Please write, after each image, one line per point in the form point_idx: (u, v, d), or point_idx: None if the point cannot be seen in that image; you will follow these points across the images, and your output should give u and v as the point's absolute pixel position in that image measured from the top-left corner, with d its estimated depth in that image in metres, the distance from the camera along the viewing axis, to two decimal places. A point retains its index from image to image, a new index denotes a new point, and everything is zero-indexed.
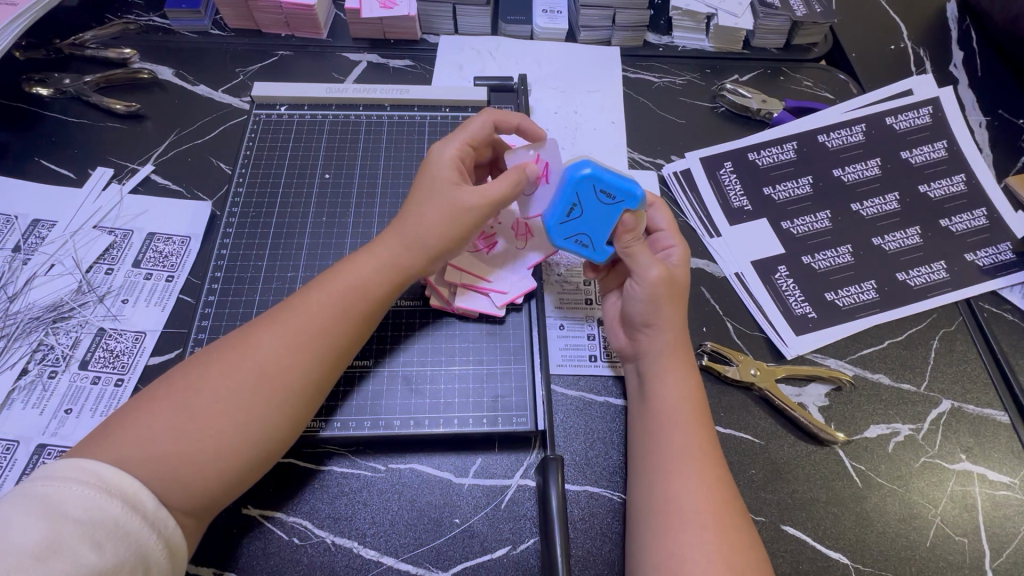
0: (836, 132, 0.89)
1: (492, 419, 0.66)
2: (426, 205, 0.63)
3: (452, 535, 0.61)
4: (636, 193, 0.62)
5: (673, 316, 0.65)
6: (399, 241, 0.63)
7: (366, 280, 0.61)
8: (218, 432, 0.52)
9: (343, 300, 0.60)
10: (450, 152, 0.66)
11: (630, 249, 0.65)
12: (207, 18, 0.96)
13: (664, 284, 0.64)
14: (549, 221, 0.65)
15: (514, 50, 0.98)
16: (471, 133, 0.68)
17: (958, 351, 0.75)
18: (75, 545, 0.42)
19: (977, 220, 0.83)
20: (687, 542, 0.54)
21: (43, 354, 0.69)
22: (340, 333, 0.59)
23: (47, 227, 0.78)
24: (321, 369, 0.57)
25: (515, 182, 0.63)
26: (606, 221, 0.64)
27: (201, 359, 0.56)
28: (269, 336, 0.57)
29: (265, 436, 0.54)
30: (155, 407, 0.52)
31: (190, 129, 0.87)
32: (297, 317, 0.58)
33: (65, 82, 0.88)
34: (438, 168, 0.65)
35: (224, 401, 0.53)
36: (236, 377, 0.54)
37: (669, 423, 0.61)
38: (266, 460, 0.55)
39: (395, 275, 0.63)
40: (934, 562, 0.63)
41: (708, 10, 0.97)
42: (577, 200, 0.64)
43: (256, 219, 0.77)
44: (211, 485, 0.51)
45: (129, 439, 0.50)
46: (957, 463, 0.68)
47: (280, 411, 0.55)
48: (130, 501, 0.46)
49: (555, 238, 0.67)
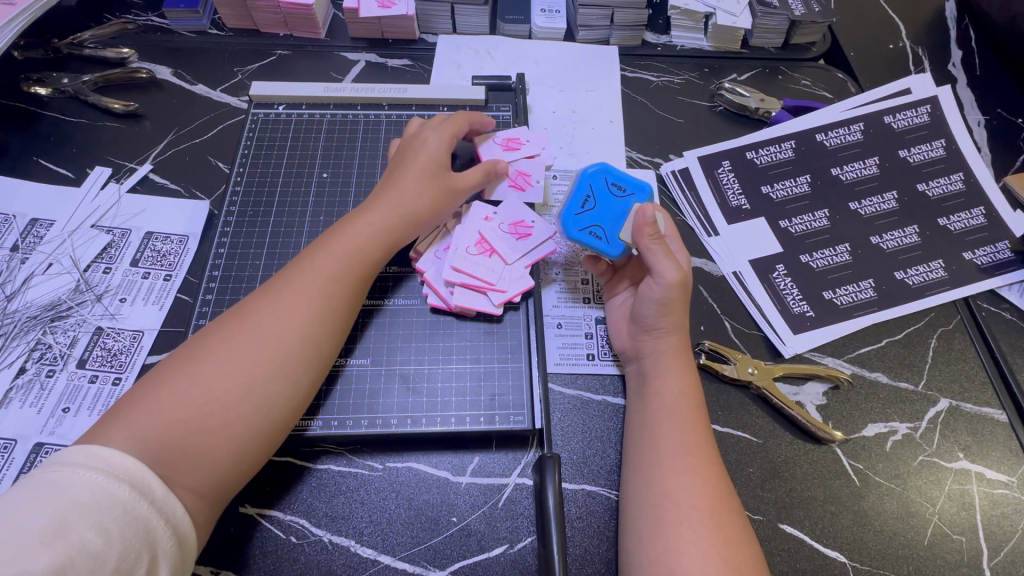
0: (835, 131, 0.89)
1: (489, 418, 0.66)
2: (417, 176, 0.70)
3: (449, 534, 0.61)
4: (644, 189, 0.72)
5: (681, 317, 0.67)
6: (392, 206, 0.68)
7: (362, 246, 0.65)
8: (226, 398, 0.53)
9: (342, 268, 0.63)
10: (443, 137, 0.74)
11: (653, 247, 0.66)
12: (205, 18, 0.96)
13: (678, 289, 0.65)
14: (566, 212, 0.70)
15: (513, 49, 0.98)
16: (458, 123, 0.77)
17: (956, 350, 0.75)
18: (81, 531, 0.42)
19: (976, 219, 0.83)
20: (682, 535, 0.54)
21: (41, 353, 0.69)
22: (339, 301, 0.62)
23: (44, 227, 0.78)
24: (321, 335, 0.60)
25: (488, 172, 0.74)
26: (619, 212, 0.70)
27: (204, 335, 0.57)
28: (268, 306, 0.59)
29: (271, 401, 0.55)
30: (161, 380, 0.53)
31: (189, 129, 0.87)
32: (295, 287, 0.60)
33: (63, 82, 0.88)
34: (431, 149, 0.73)
35: (229, 365, 0.54)
36: (239, 343, 0.56)
37: (669, 419, 0.61)
38: (276, 429, 0.56)
39: (388, 239, 0.67)
40: (931, 560, 0.63)
41: (707, 9, 0.96)
42: (590, 194, 0.71)
43: (254, 217, 0.77)
44: (221, 456, 0.52)
45: (139, 413, 0.50)
46: (955, 461, 0.68)
47: (284, 375, 0.56)
48: (138, 486, 0.46)
49: (570, 230, 0.69)
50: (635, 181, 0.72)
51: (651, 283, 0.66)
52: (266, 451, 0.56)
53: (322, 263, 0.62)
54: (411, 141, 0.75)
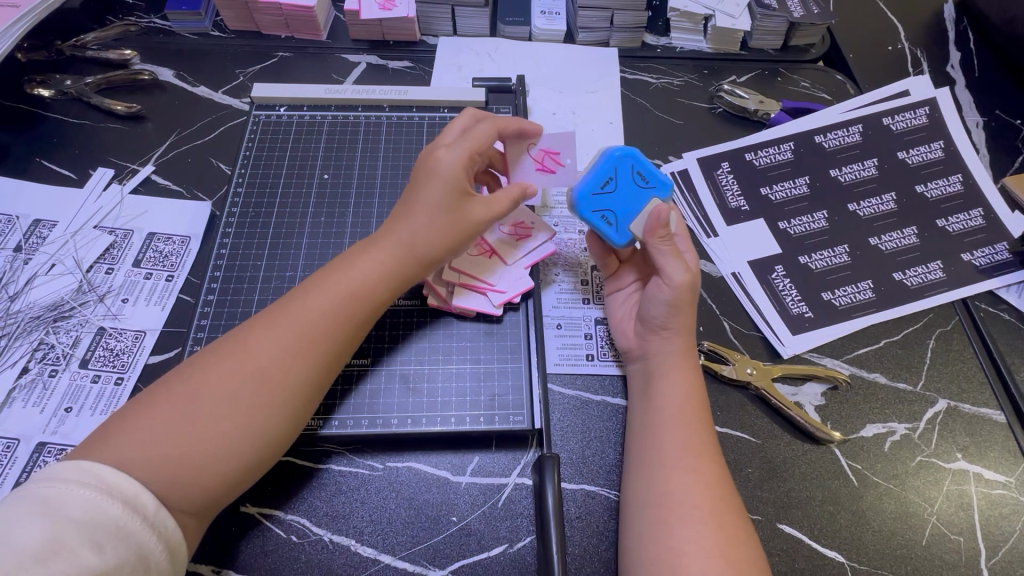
0: (834, 133, 0.90)
1: (489, 418, 0.66)
2: (431, 213, 0.65)
3: (449, 533, 0.61)
4: (665, 184, 0.71)
5: (688, 321, 0.67)
6: (401, 245, 0.65)
7: (367, 285, 0.63)
8: (219, 432, 0.53)
9: (345, 306, 0.61)
10: (461, 157, 0.67)
11: (664, 248, 0.67)
12: (208, 20, 0.97)
13: (688, 291, 0.66)
14: (583, 191, 0.69)
15: (513, 51, 0.99)
16: (479, 137, 0.69)
17: (954, 351, 0.76)
18: (75, 546, 0.43)
19: (974, 220, 0.84)
20: (681, 534, 0.55)
21: (44, 353, 0.69)
22: (340, 337, 0.60)
23: (48, 227, 0.78)
24: (319, 370, 0.58)
25: (516, 200, 0.69)
26: (635, 201, 0.70)
27: (201, 362, 0.56)
28: (268, 338, 0.57)
29: (265, 434, 0.55)
30: (155, 406, 0.53)
31: (191, 130, 0.88)
32: (296, 319, 0.59)
33: (66, 83, 0.88)
34: (447, 176, 0.66)
35: (224, 399, 0.54)
36: (234, 375, 0.55)
37: (670, 420, 0.62)
38: (267, 459, 0.56)
39: (394, 278, 0.64)
40: (930, 560, 0.63)
41: (706, 11, 0.97)
42: (613, 176, 0.70)
43: (256, 218, 0.77)
44: (212, 483, 0.52)
45: (130, 439, 0.50)
46: (953, 462, 0.68)
47: (279, 409, 0.56)
48: (130, 501, 0.47)
49: (583, 209, 0.69)
50: (658, 176, 0.71)
51: (660, 284, 0.66)
52: (258, 476, 0.56)
53: (324, 298, 0.61)
54: (423, 160, 0.68)
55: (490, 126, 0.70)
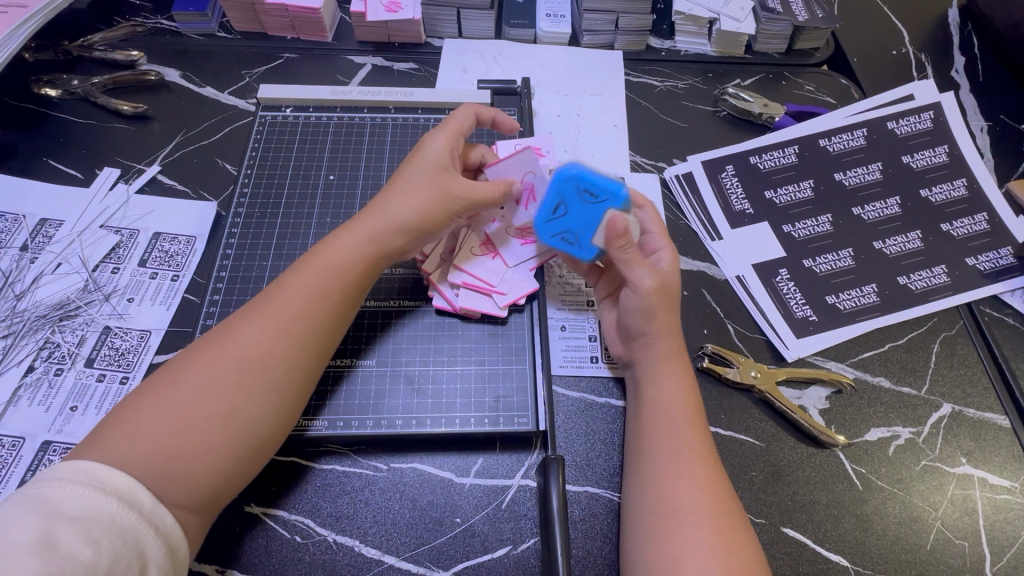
0: (837, 137, 0.90)
1: (493, 419, 0.66)
2: (409, 189, 0.66)
3: (452, 534, 0.61)
4: (619, 192, 0.67)
5: (669, 324, 0.66)
6: (381, 219, 0.65)
7: (348, 260, 0.63)
8: (207, 424, 0.53)
9: (327, 287, 0.61)
10: (439, 140, 0.69)
11: (627, 257, 0.65)
12: (214, 21, 0.97)
13: (659, 293, 0.65)
14: (537, 219, 0.69)
15: (519, 53, 0.99)
16: (455, 123, 0.72)
17: (958, 355, 0.75)
18: (71, 543, 0.43)
19: (979, 225, 0.84)
20: (680, 542, 0.54)
21: (49, 352, 0.70)
22: (324, 322, 0.60)
23: (54, 227, 0.78)
24: (303, 357, 0.58)
25: (503, 191, 0.69)
26: (591, 219, 0.67)
27: (185, 356, 0.57)
28: (250, 328, 0.58)
29: (254, 426, 0.55)
30: (144, 402, 0.53)
31: (197, 131, 0.88)
32: (278, 308, 0.59)
33: (73, 83, 0.89)
34: (427, 157, 0.68)
35: (209, 392, 0.54)
36: (220, 368, 0.55)
37: (661, 424, 0.61)
38: (261, 450, 0.56)
39: (373, 251, 0.64)
40: (933, 565, 0.63)
41: (710, 14, 0.97)
42: (562, 200, 0.67)
43: (262, 219, 0.78)
44: (206, 478, 0.52)
45: (124, 437, 0.50)
46: (957, 467, 0.68)
47: (266, 398, 0.56)
48: (126, 499, 0.47)
49: (542, 238, 0.69)
50: (611, 187, 0.66)
51: (630, 292, 0.66)
52: (253, 468, 0.56)
53: (306, 284, 0.61)
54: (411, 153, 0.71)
55: (468, 113, 0.74)
